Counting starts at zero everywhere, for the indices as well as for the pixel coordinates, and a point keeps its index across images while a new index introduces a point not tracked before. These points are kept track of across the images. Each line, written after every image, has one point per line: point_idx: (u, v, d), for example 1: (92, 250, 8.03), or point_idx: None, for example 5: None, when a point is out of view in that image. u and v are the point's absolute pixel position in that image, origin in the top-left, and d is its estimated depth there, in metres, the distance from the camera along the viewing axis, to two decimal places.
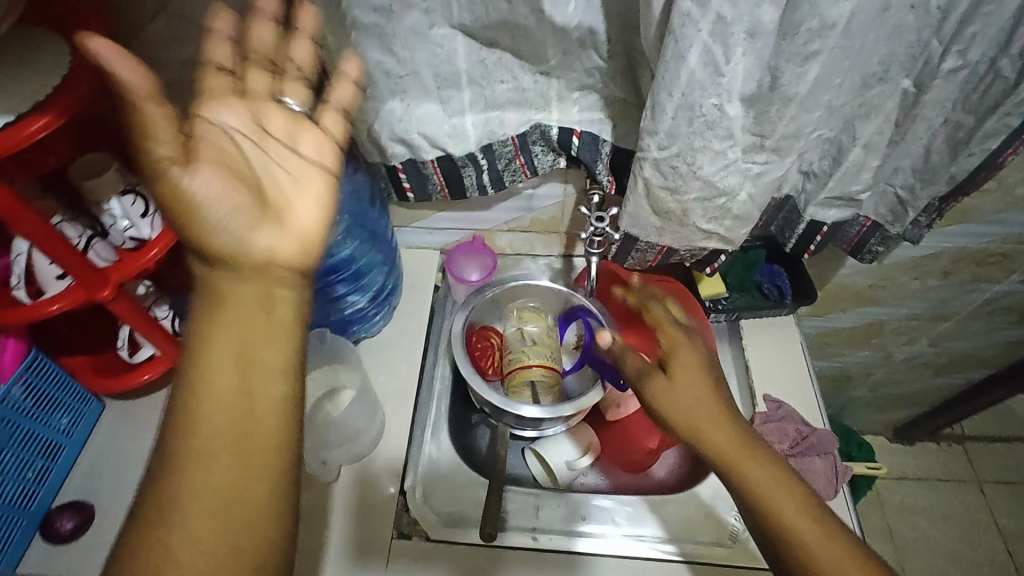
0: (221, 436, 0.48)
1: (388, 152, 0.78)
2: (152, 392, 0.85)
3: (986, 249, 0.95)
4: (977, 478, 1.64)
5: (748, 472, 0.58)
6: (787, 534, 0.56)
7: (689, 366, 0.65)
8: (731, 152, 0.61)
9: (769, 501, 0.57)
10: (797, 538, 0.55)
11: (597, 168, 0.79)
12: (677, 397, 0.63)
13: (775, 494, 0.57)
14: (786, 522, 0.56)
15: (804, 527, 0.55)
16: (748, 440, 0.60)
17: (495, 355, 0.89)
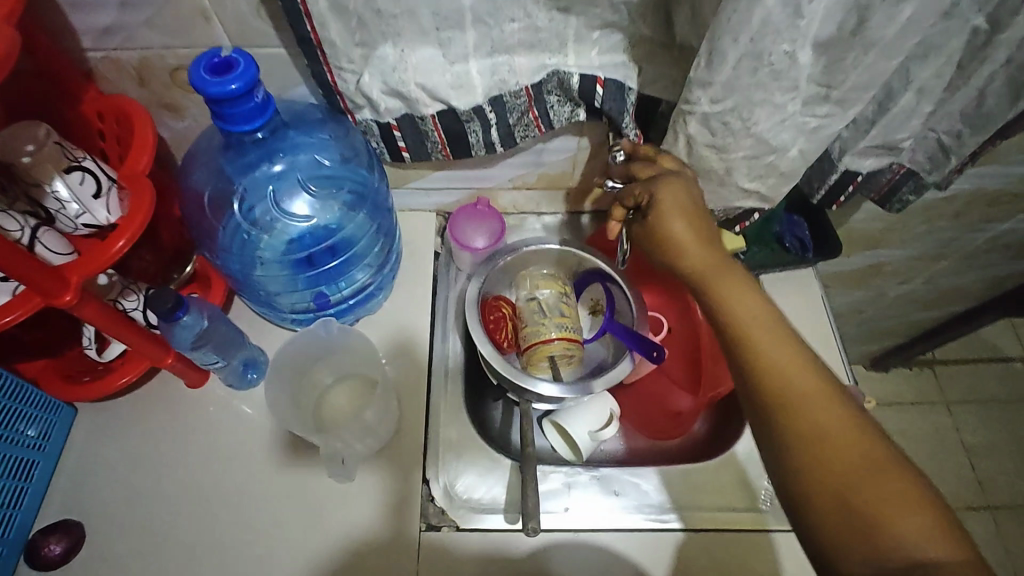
0: None
1: (380, 108, 0.68)
2: (133, 392, 0.76)
3: (1001, 190, 0.92)
4: (945, 399, 1.72)
5: (730, 308, 0.56)
6: (761, 366, 0.53)
7: (681, 207, 0.59)
8: (792, 104, 0.54)
9: (745, 327, 0.55)
10: (771, 372, 0.53)
11: (623, 120, 0.70)
12: (671, 241, 0.60)
13: (759, 330, 0.55)
14: (765, 354, 0.53)
15: (782, 364, 0.53)
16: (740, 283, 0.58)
17: (507, 329, 0.82)
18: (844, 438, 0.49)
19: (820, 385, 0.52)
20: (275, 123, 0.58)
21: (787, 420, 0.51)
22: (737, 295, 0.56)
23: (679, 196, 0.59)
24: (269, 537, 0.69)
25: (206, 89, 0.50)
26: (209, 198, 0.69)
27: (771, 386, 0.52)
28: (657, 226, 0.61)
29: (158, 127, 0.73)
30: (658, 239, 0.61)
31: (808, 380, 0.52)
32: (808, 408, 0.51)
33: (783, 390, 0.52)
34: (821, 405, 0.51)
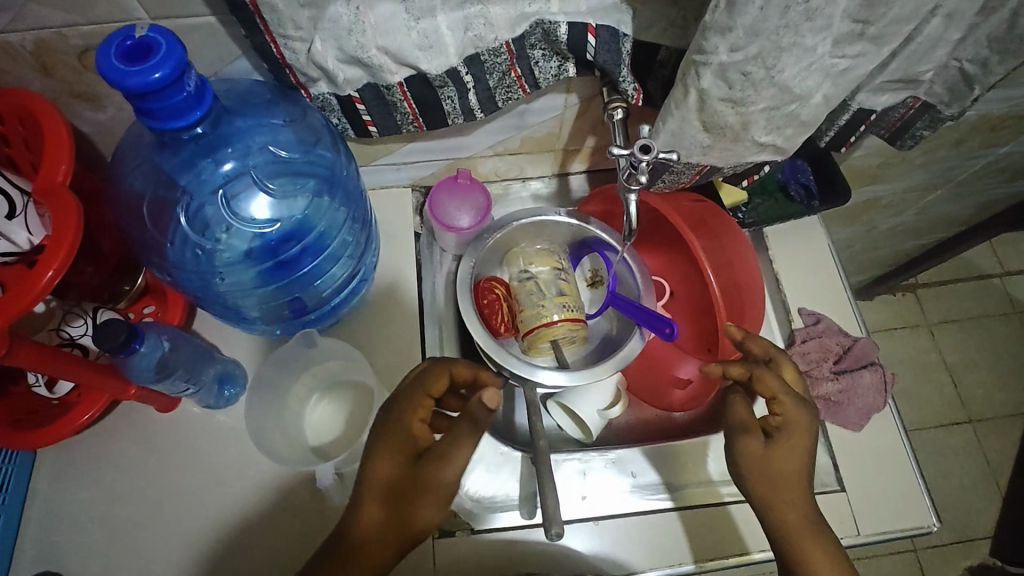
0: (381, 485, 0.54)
1: (339, 79, 0.58)
2: (95, 424, 0.69)
3: (1005, 114, 0.87)
4: (927, 321, 1.71)
5: (780, 493, 0.59)
6: (786, 521, 0.59)
7: (799, 446, 0.60)
8: (822, 46, 0.47)
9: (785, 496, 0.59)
10: (785, 516, 0.59)
11: (619, 73, 0.61)
12: (785, 445, 0.60)
13: (790, 473, 0.59)
14: (790, 493, 0.59)
15: (796, 512, 0.59)
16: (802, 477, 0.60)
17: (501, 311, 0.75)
18: None
19: (822, 539, 0.59)
20: (216, 112, 0.48)
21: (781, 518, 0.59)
22: (779, 454, 0.59)
23: (801, 425, 0.60)
24: (268, 566, 0.64)
25: (124, 81, 0.40)
26: (148, 205, 0.59)
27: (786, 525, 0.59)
28: (765, 451, 0.60)
29: (75, 120, 0.62)
30: (764, 464, 0.60)
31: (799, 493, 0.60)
32: None
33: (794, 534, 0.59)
34: (824, 558, 0.58)
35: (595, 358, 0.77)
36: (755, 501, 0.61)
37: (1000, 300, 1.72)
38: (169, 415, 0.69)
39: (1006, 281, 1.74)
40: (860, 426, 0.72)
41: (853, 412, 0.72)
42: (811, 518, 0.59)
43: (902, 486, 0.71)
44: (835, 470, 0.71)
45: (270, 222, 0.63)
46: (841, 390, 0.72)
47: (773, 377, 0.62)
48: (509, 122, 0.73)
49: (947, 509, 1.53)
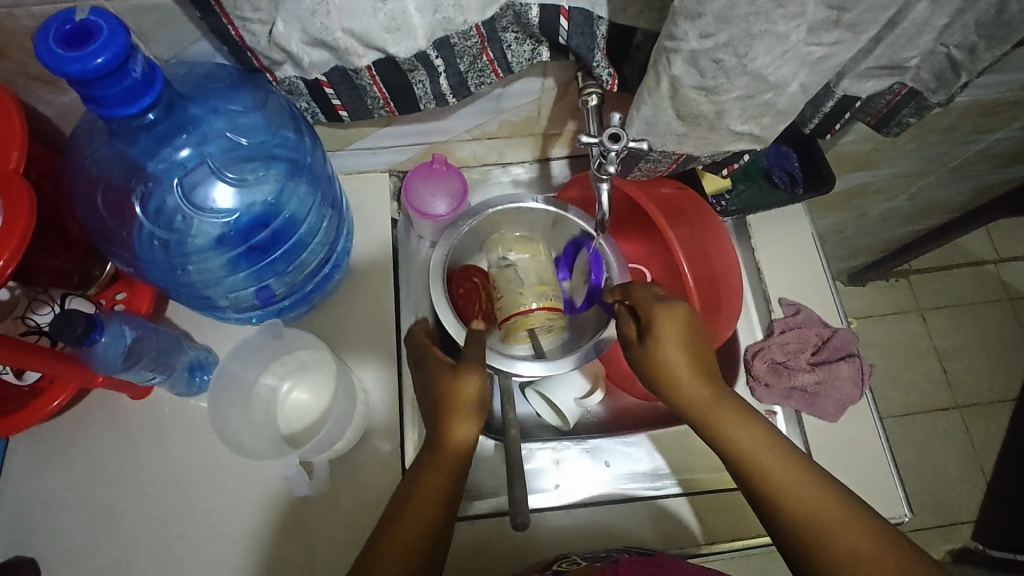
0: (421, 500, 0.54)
1: (303, 62, 0.56)
2: (69, 411, 0.68)
3: (998, 100, 0.85)
4: (918, 307, 1.70)
5: (677, 391, 0.61)
6: (721, 430, 0.59)
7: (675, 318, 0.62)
8: (796, 33, 0.45)
9: (753, 458, 0.56)
10: (721, 427, 0.59)
11: (593, 58, 0.59)
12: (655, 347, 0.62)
13: (685, 374, 0.61)
14: (696, 400, 0.60)
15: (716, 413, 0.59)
16: (739, 422, 0.58)
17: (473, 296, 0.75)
18: (826, 520, 0.52)
19: (762, 435, 0.57)
20: (168, 97, 0.47)
21: (757, 484, 0.56)
22: (661, 352, 0.61)
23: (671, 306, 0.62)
24: (241, 550, 0.65)
25: (62, 67, 0.39)
26: (103, 192, 0.57)
27: (720, 432, 0.59)
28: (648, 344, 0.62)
29: (35, 104, 0.60)
30: (648, 362, 0.62)
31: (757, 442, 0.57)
32: (823, 526, 0.52)
33: (730, 441, 0.58)
34: (768, 453, 0.56)
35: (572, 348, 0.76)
36: (690, 417, 0.61)
37: (993, 286, 1.71)
38: (143, 402, 0.69)
39: (1001, 267, 1.72)
40: (836, 417, 0.72)
41: (829, 403, 0.71)
42: (732, 406, 0.60)
43: (875, 476, 0.71)
44: None
45: (235, 208, 0.62)
46: (818, 382, 0.71)
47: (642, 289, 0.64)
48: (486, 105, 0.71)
49: (931, 493, 1.54)
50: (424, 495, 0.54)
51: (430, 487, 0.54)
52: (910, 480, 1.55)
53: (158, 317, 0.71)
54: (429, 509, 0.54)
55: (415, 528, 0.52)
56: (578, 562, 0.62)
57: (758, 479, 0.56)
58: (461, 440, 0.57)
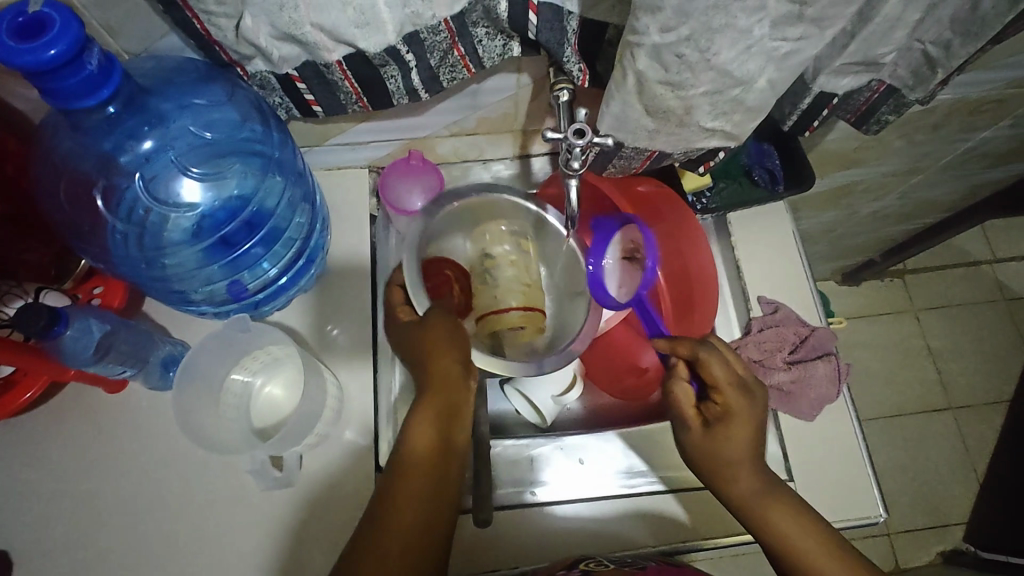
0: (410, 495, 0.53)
1: (272, 56, 0.55)
2: (42, 403, 0.69)
3: (984, 97, 0.85)
4: (913, 307, 1.69)
5: (733, 485, 0.61)
6: (775, 528, 0.59)
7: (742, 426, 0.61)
8: (759, 28, 0.45)
9: (803, 553, 0.57)
10: (774, 524, 0.59)
11: (564, 53, 0.59)
12: (721, 442, 0.61)
13: (744, 466, 0.61)
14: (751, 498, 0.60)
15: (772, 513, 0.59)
16: (789, 512, 0.59)
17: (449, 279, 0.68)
18: None
19: (824, 539, 0.58)
20: (128, 90, 0.47)
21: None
22: (721, 448, 0.61)
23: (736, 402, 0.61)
24: (212, 543, 0.65)
25: (15, 59, 0.39)
26: (67, 184, 0.57)
27: (773, 532, 0.59)
28: (709, 437, 0.61)
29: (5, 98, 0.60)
30: (708, 453, 0.61)
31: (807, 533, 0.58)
32: None
33: (785, 541, 0.58)
34: (827, 558, 0.57)
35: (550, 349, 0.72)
36: (734, 508, 0.62)
37: (988, 287, 1.69)
38: (117, 396, 0.69)
39: (997, 267, 1.71)
40: (813, 416, 0.71)
41: (805, 402, 0.71)
42: (783, 502, 0.60)
43: (851, 476, 0.70)
44: (784, 460, 0.71)
45: (206, 202, 0.62)
46: (792, 380, 0.71)
47: (720, 366, 0.62)
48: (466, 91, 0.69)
49: (924, 495, 1.53)
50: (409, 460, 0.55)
51: (414, 494, 0.53)
52: (902, 481, 1.54)
53: (134, 311, 0.71)
54: (422, 508, 0.53)
55: (405, 521, 0.52)
56: (606, 564, 0.61)
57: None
58: (428, 431, 0.56)
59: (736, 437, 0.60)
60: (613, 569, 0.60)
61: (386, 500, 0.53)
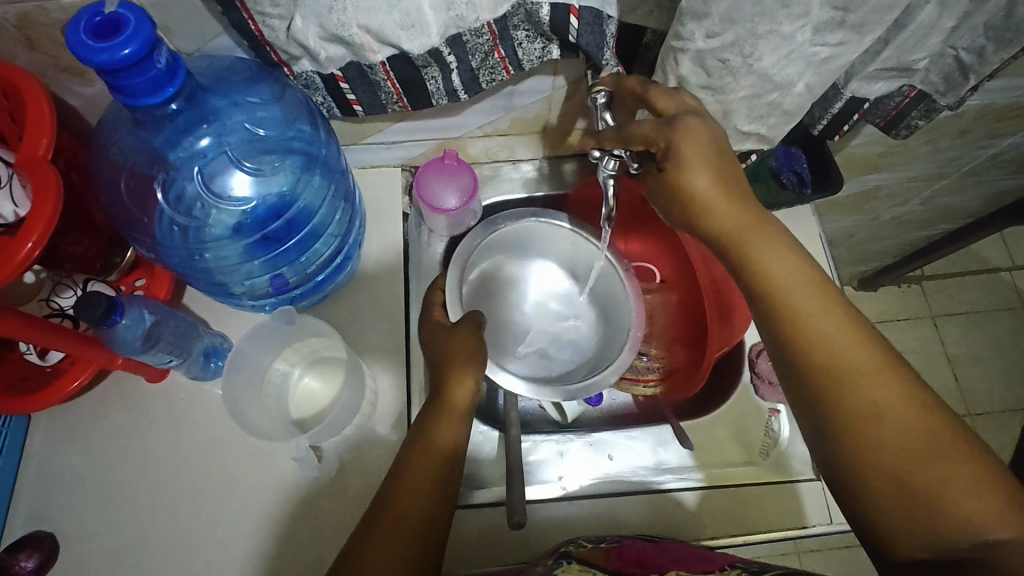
0: (406, 505, 0.51)
1: (321, 57, 0.57)
2: (88, 391, 0.71)
3: (1011, 104, 0.85)
4: (931, 313, 1.68)
5: (752, 251, 0.51)
6: (802, 329, 0.49)
7: (714, 170, 0.51)
8: (801, 34, 0.46)
9: (823, 356, 0.48)
10: (818, 344, 0.49)
11: (603, 56, 0.60)
12: (682, 187, 0.52)
13: (712, 196, 0.52)
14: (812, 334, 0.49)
15: (838, 343, 0.48)
16: (815, 302, 0.50)
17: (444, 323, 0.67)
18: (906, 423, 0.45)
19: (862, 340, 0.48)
20: (190, 88, 0.49)
21: (832, 394, 0.47)
22: (755, 249, 0.51)
23: (700, 142, 0.50)
24: (251, 530, 0.66)
25: (93, 57, 0.41)
26: (125, 178, 0.59)
27: (822, 352, 0.48)
28: (673, 178, 0.52)
29: (62, 94, 0.62)
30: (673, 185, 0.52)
31: (839, 332, 0.49)
32: (908, 437, 0.45)
33: (859, 395, 0.46)
34: (869, 367, 0.47)
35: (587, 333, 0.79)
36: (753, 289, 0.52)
37: (1006, 293, 1.69)
38: (160, 385, 0.71)
39: (1016, 274, 1.70)
40: None
41: None
42: (793, 273, 0.51)
43: None
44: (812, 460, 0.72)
45: (251, 198, 0.64)
46: None
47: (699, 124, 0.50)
48: (605, 347, 0.75)
49: None
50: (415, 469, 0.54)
51: (406, 504, 0.51)
52: None
53: (175, 303, 0.73)
54: (430, 499, 0.52)
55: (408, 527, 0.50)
56: (585, 545, 0.60)
57: (830, 372, 0.48)
58: (429, 459, 0.54)
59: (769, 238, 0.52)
60: (591, 549, 0.59)
61: (398, 490, 0.52)
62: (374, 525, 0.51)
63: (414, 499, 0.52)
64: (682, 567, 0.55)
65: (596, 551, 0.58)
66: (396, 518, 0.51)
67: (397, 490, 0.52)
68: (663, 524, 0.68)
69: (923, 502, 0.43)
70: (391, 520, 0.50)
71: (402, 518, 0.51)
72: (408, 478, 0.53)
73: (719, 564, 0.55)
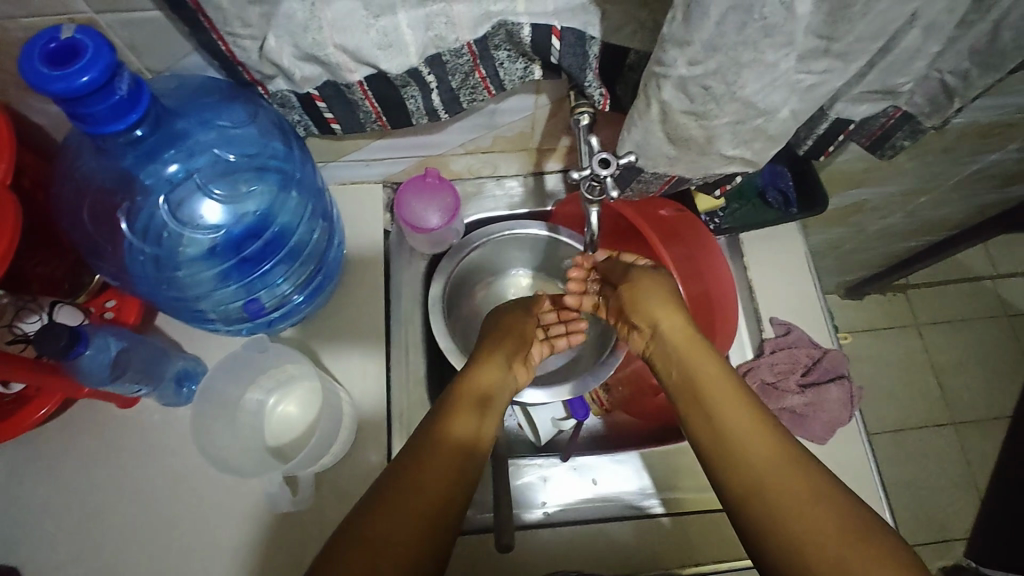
0: (413, 498, 0.51)
1: (295, 77, 0.55)
2: (56, 418, 0.68)
3: (995, 122, 0.85)
4: (916, 322, 1.69)
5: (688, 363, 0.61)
6: (713, 418, 0.57)
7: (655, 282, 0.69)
8: (786, 62, 0.45)
9: (730, 439, 0.55)
10: (725, 431, 0.56)
11: (585, 77, 0.59)
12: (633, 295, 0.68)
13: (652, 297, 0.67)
14: (736, 435, 0.55)
15: (740, 426, 0.55)
16: (730, 392, 0.58)
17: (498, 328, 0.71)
18: (807, 511, 0.48)
19: (764, 433, 0.55)
20: (155, 113, 0.47)
21: (738, 491, 0.52)
22: (690, 357, 0.62)
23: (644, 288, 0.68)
24: (224, 561, 0.64)
25: (47, 86, 0.39)
26: (90, 205, 0.57)
27: (728, 440, 0.55)
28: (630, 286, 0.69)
29: (25, 112, 0.59)
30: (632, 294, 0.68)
31: (743, 421, 0.56)
32: (801, 519, 0.48)
33: (759, 486, 0.51)
34: (765, 451, 0.53)
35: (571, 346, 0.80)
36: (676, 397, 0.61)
37: (989, 302, 1.70)
38: (131, 410, 0.69)
39: (998, 283, 1.72)
40: (828, 439, 0.72)
41: (818, 426, 0.71)
42: (716, 372, 0.60)
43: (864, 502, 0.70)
44: None
45: (225, 220, 0.62)
46: (807, 403, 0.71)
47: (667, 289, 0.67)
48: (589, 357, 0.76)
49: (927, 510, 1.52)
50: (430, 473, 0.53)
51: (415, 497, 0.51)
52: (905, 496, 1.54)
53: (147, 326, 0.71)
54: (436, 506, 0.52)
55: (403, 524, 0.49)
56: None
57: (731, 462, 0.54)
58: (446, 467, 0.54)
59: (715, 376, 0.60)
60: None
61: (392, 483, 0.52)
62: (370, 519, 0.49)
63: (421, 495, 0.51)
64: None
65: None
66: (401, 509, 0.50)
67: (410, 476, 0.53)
68: (647, 553, 0.67)
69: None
70: (399, 508, 0.50)
71: (405, 516, 0.50)
72: (428, 466, 0.54)
73: None
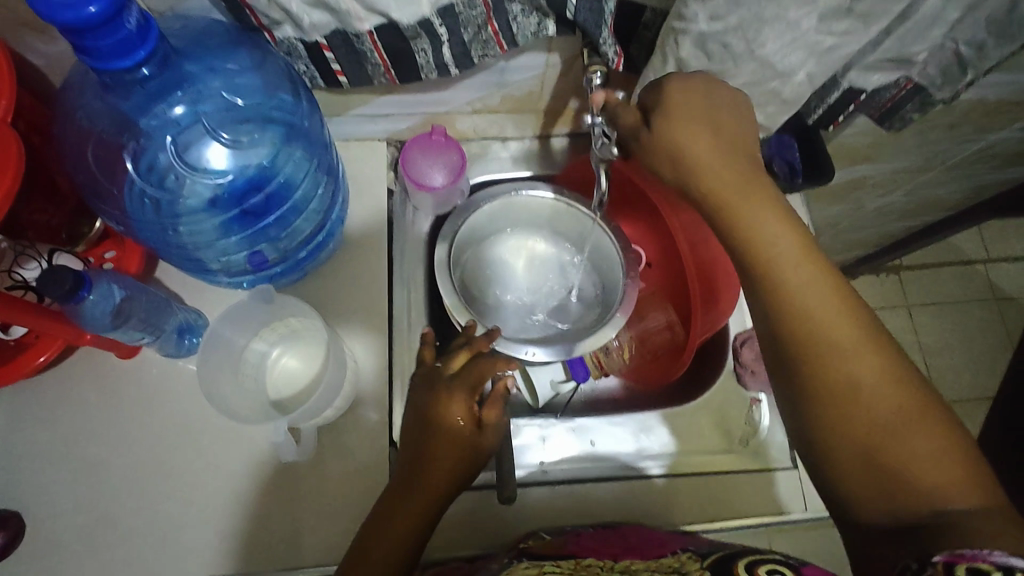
0: (407, 511, 0.56)
1: (304, 22, 0.54)
2: (55, 367, 0.68)
3: (1002, 100, 0.85)
4: (907, 303, 1.71)
5: (756, 236, 0.49)
6: (789, 289, 0.48)
7: (693, 101, 0.50)
8: (807, 21, 0.45)
9: (808, 314, 0.47)
10: (803, 307, 0.47)
11: (600, 35, 0.57)
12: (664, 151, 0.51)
13: (705, 163, 0.50)
14: (811, 312, 0.47)
15: (822, 310, 0.47)
16: (805, 269, 0.48)
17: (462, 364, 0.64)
18: (875, 395, 0.45)
19: (847, 312, 0.47)
20: (163, 52, 0.46)
21: (811, 369, 0.47)
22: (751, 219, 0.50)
23: (689, 96, 0.50)
24: (228, 510, 0.65)
25: (57, 14, 0.38)
26: (93, 146, 0.56)
27: (807, 324, 0.47)
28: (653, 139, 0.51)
29: (24, 52, 0.58)
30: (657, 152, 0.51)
31: (824, 303, 0.47)
32: (869, 402, 0.45)
33: (836, 371, 0.46)
34: (845, 331, 0.47)
35: (577, 311, 0.79)
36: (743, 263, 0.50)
37: (978, 285, 1.73)
38: (133, 361, 0.69)
39: (988, 266, 1.74)
40: None
41: None
42: (793, 247, 0.49)
43: None
44: (790, 448, 0.73)
45: (229, 170, 0.61)
46: None
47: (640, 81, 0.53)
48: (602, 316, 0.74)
49: None
50: (421, 485, 0.58)
51: (408, 515, 0.56)
52: None
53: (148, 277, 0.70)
54: (427, 515, 0.57)
55: (409, 529, 0.56)
56: (543, 539, 0.61)
57: (811, 343, 0.47)
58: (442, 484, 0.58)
59: (828, 295, 0.48)
60: (547, 542, 0.59)
61: (393, 509, 0.56)
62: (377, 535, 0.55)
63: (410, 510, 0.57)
64: (636, 555, 0.55)
65: (553, 543, 0.58)
66: (398, 528, 0.56)
67: (405, 498, 0.57)
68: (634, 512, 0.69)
69: (885, 467, 0.43)
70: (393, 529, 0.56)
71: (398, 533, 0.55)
72: (421, 487, 0.57)
73: (670, 549, 0.56)
